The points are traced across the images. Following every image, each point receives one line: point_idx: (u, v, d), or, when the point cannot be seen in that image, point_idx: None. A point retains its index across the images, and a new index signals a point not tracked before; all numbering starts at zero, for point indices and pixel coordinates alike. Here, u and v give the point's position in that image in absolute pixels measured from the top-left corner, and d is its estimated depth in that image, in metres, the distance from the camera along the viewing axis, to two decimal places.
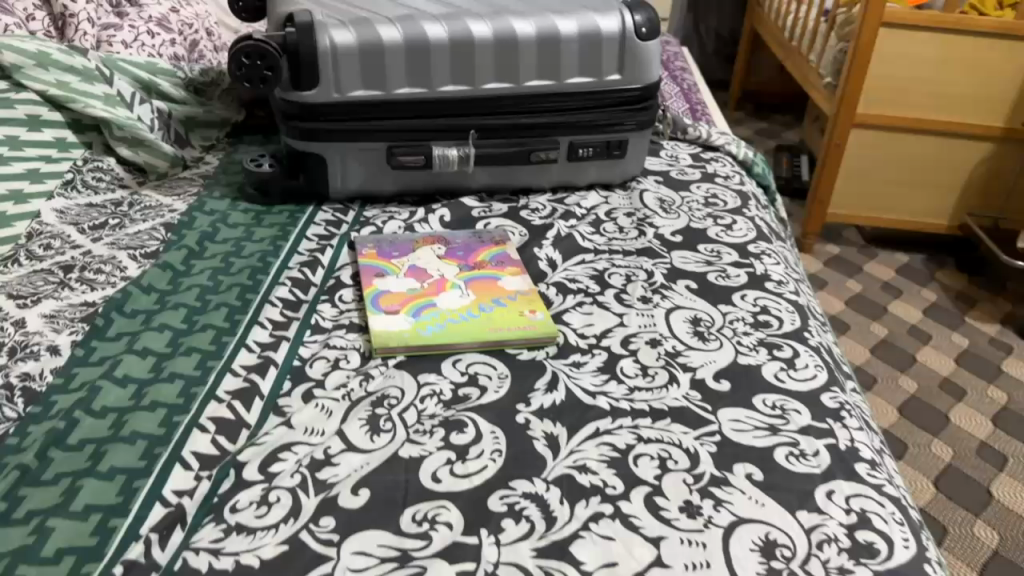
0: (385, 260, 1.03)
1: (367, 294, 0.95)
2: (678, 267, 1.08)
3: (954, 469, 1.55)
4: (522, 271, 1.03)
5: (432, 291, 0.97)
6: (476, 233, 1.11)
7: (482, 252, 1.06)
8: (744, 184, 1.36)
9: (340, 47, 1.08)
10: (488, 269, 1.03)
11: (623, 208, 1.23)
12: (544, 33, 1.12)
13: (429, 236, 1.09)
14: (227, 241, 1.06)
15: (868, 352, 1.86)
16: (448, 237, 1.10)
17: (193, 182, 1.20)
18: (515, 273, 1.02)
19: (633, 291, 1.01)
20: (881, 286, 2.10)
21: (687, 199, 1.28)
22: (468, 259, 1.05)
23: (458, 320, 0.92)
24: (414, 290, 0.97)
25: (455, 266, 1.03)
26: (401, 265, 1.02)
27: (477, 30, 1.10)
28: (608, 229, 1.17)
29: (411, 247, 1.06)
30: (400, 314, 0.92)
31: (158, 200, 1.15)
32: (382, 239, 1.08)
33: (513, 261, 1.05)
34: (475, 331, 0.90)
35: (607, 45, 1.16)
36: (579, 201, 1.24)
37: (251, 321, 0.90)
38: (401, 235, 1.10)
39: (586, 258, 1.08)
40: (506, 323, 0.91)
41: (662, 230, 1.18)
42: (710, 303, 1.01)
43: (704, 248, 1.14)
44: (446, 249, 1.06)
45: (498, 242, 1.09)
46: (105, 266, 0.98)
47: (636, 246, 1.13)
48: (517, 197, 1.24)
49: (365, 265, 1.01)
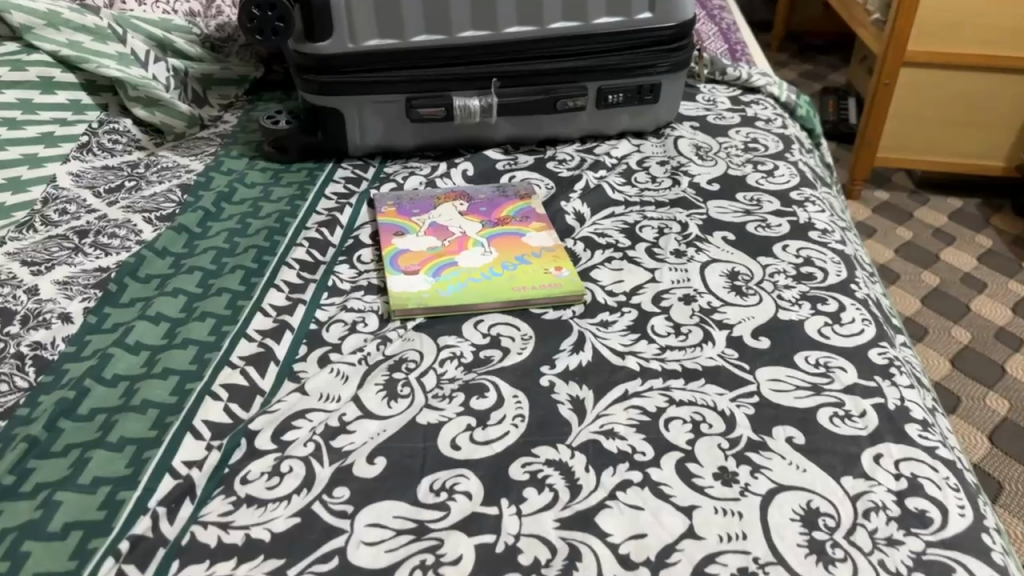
0: (404, 218, 0.99)
1: (385, 254, 0.92)
2: (715, 218, 1.02)
3: (1011, 423, 1.48)
4: (548, 226, 0.98)
5: (453, 249, 0.93)
6: (500, 187, 1.06)
7: (506, 207, 1.02)
8: (788, 128, 1.29)
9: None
10: (513, 225, 0.98)
11: (656, 157, 1.17)
12: None
13: (451, 192, 1.05)
14: (245, 202, 1.03)
15: (918, 303, 1.78)
16: (471, 191, 1.05)
17: (211, 142, 1.17)
18: (542, 229, 0.97)
19: (666, 245, 0.96)
20: (933, 232, 2.00)
21: (725, 145, 1.21)
22: (491, 215, 1.00)
23: (479, 280, 0.88)
24: (434, 249, 0.93)
25: (477, 222, 0.98)
26: (421, 223, 0.98)
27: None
28: (641, 178, 1.11)
29: (431, 204, 1.02)
30: (420, 274, 0.88)
31: (175, 160, 1.12)
32: (402, 196, 1.04)
33: (539, 216, 1.00)
34: (499, 291, 0.86)
35: None
36: (609, 150, 1.19)
37: (267, 284, 0.87)
38: (422, 191, 1.06)
39: (616, 212, 1.02)
40: (531, 284, 0.87)
41: (698, 179, 1.12)
42: (748, 254, 0.95)
43: (743, 197, 1.07)
44: (469, 205, 1.02)
45: (523, 196, 1.04)
46: (120, 230, 0.96)
47: (670, 197, 1.07)
48: (544, 148, 1.19)
49: (384, 224, 0.97)
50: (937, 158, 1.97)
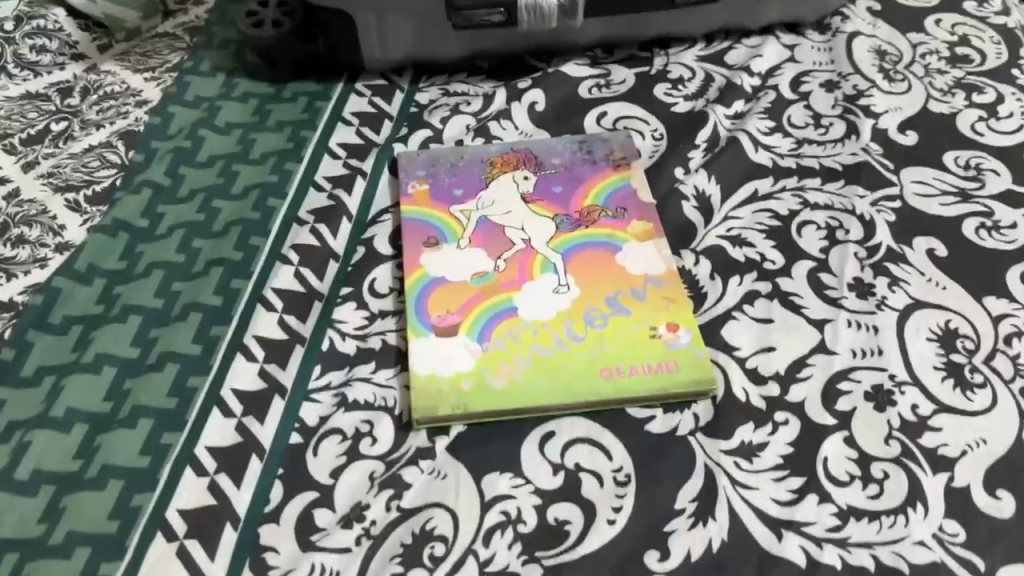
0: (440, 209, 0.67)
1: (407, 289, 0.61)
2: (915, 208, 0.68)
3: None
4: (657, 228, 0.65)
5: (511, 279, 0.62)
6: (584, 143, 0.72)
7: (592, 187, 0.68)
8: (1012, 11, 0.88)
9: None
10: (602, 226, 0.65)
11: (818, 75, 0.80)
12: None
13: (512, 151, 0.71)
14: (215, 165, 0.71)
15: None
16: (541, 153, 0.71)
17: (176, 44, 0.83)
18: (647, 235, 0.65)
19: (841, 270, 0.63)
20: None
21: (919, 51, 0.83)
22: (570, 204, 0.67)
23: (549, 346, 0.58)
24: (482, 279, 0.62)
25: (549, 220, 0.66)
26: (465, 218, 0.66)
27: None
28: (795, 118, 0.75)
29: (481, 177, 0.69)
30: (458, 336, 0.58)
31: (123, 81, 0.79)
32: (438, 158, 0.71)
33: (642, 207, 0.67)
34: (579, 377, 0.56)
35: None
36: (749, 62, 0.81)
37: (234, 344, 0.59)
38: (469, 148, 0.72)
39: (760, 191, 0.69)
40: (630, 362, 0.57)
41: (884, 123, 0.75)
42: (969, 293, 0.62)
43: (954, 159, 0.72)
44: (537, 183, 0.69)
45: (618, 164, 0.70)
46: (31, 224, 0.66)
47: (843, 161, 0.72)
48: (651, 54, 0.82)
49: (408, 222, 0.66)
50: None
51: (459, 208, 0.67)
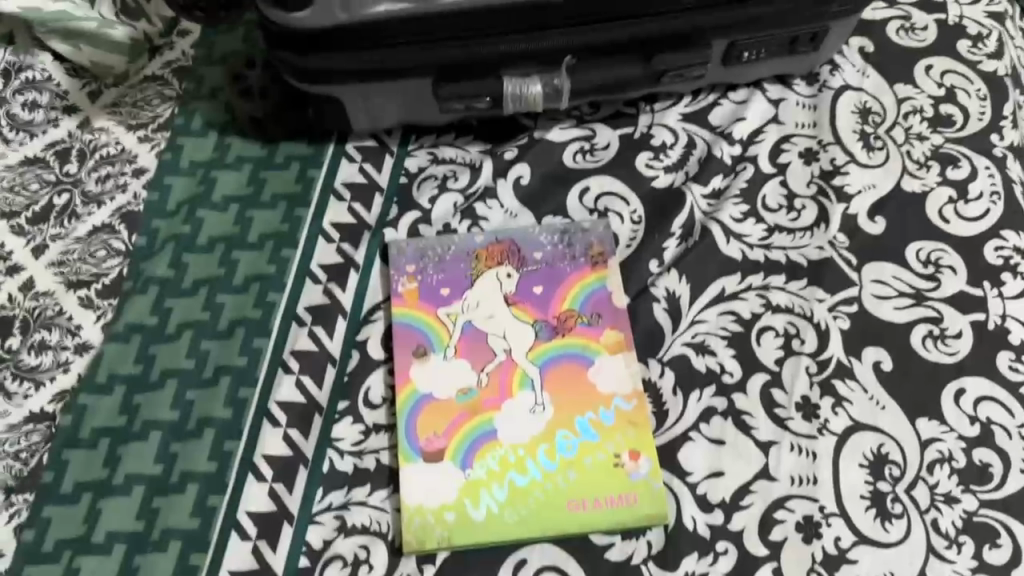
0: (428, 311, 0.72)
1: (398, 405, 0.68)
2: (870, 314, 0.73)
3: None
4: (629, 340, 0.70)
5: (493, 397, 0.68)
6: (565, 234, 0.76)
7: (570, 289, 0.73)
8: (1005, 51, 0.87)
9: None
10: (577, 336, 0.71)
11: (799, 141, 0.81)
12: None
13: (496, 243, 0.75)
14: (215, 250, 0.75)
15: None
16: (524, 246, 0.75)
17: (166, 92, 0.83)
18: (618, 347, 0.70)
19: (792, 386, 0.70)
20: None
21: (903, 109, 0.84)
22: (549, 308, 0.72)
23: (524, 475, 0.65)
24: (466, 395, 0.68)
25: (528, 326, 0.71)
26: (452, 323, 0.71)
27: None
28: (771, 200, 0.78)
29: (467, 274, 0.74)
30: (444, 462, 0.65)
31: (118, 140, 0.81)
32: (426, 250, 0.75)
33: (616, 314, 0.72)
34: (548, 508, 0.64)
35: None
36: (732, 122, 0.82)
37: (246, 462, 0.66)
38: (456, 236, 0.76)
39: (727, 290, 0.74)
40: (594, 494, 0.64)
41: (855, 207, 0.78)
42: (904, 414, 0.69)
43: (916, 254, 0.76)
44: (519, 283, 0.73)
45: (597, 261, 0.74)
46: (50, 327, 0.71)
47: (809, 255, 0.75)
48: (637, 111, 0.83)
49: (398, 326, 0.71)
50: None
51: (446, 310, 0.72)
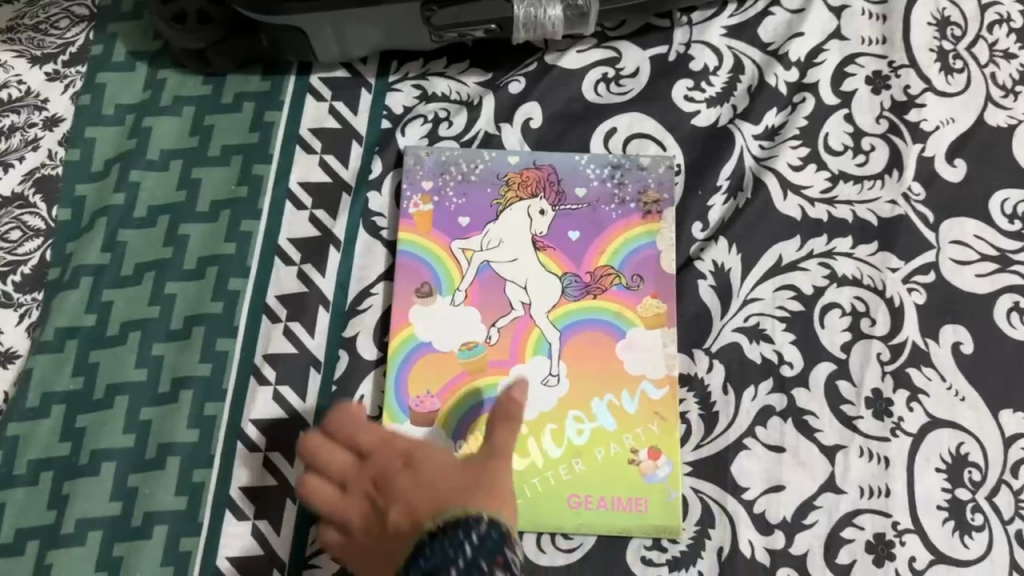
0: (440, 244, 0.60)
1: (391, 350, 0.58)
2: (949, 284, 0.62)
3: None
4: (671, 313, 0.59)
5: (501, 359, 0.58)
6: (617, 170, 0.63)
7: (612, 239, 0.61)
8: None
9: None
10: (609, 298, 0.60)
11: (866, 62, 0.67)
12: None
13: (534, 168, 0.63)
14: (158, 223, 0.61)
15: None
16: (565, 178, 0.62)
17: (76, 12, 0.66)
18: (657, 318, 0.59)
19: (861, 378, 0.59)
20: None
21: (987, 18, 0.69)
22: (583, 260, 0.61)
23: (523, 459, 0.56)
24: (472, 351, 0.58)
25: (556, 279, 0.60)
26: (467, 262, 0.60)
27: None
28: (834, 140, 0.65)
29: (492, 205, 0.61)
30: (433, 428, 0.56)
31: (20, 79, 0.64)
32: (448, 169, 0.62)
33: (661, 279, 0.60)
34: (542, 501, 0.56)
35: None
36: (786, 41, 0.67)
37: (220, 499, 0.55)
38: (487, 156, 0.63)
39: (786, 259, 0.62)
40: (598, 488, 0.56)
41: (932, 148, 0.65)
42: (987, 406, 0.60)
43: (1002, 206, 0.64)
44: (553, 222, 0.61)
45: (649, 209, 0.62)
46: None
47: (878, 212, 0.63)
48: (671, 24, 0.67)
49: (402, 256, 0.60)
50: None
51: (461, 246, 0.60)
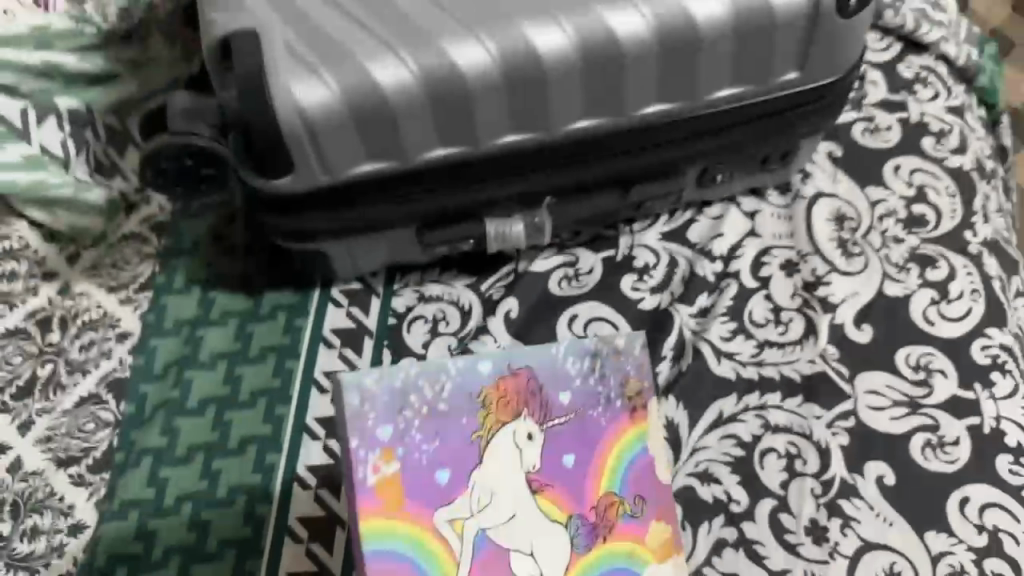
0: (421, 523, 0.54)
1: None
2: (867, 427, 0.73)
3: None
4: (676, 541, 0.57)
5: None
6: (595, 365, 0.59)
7: (605, 463, 0.57)
8: (968, 146, 0.91)
9: (312, 110, 0.63)
10: (619, 538, 0.56)
11: (778, 252, 0.82)
12: (666, 36, 0.65)
13: (509, 375, 0.57)
14: (207, 412, 0.74)
15: None
16: (546, 384, 0.58)
17: (145, 250, 0.83)
18: (664, 556, 0.56)
19: (799, 510, 0.69)
20: None
21: (877, 212, 0.85)
22: (583, 496, 0.56)
23: None
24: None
25: (562, 528, 0.55)
26: (457, 538, 0.54)
27: (547, 45, 0.64)
28: (758, 315, 0.79)
29: (472, 440, 0.56)
30: None
31: (99, 304, 0.80)
32: (409, 406, 0.56)
33: (662, 500, 0.57)
34: None
35: (781, 35, 0.67)
36: (711, 242, 0.83)
37: None
38: (444, 380, 0.57)
39: (726, 413, 0.74)
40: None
41: (840, 316, 0.79)
42: (913, 527, 0.69)
43: (906, 359, 0.77)
44: (541, 451, 0.57)
45: (634, 405, 0.58)
46: (41, 510, 0.69)
47: (801, 369, 0.76)
48: (617, 233, 0.83)
49: (377, 557, 0.53)
50: None
51: (447, 516, 0.54)
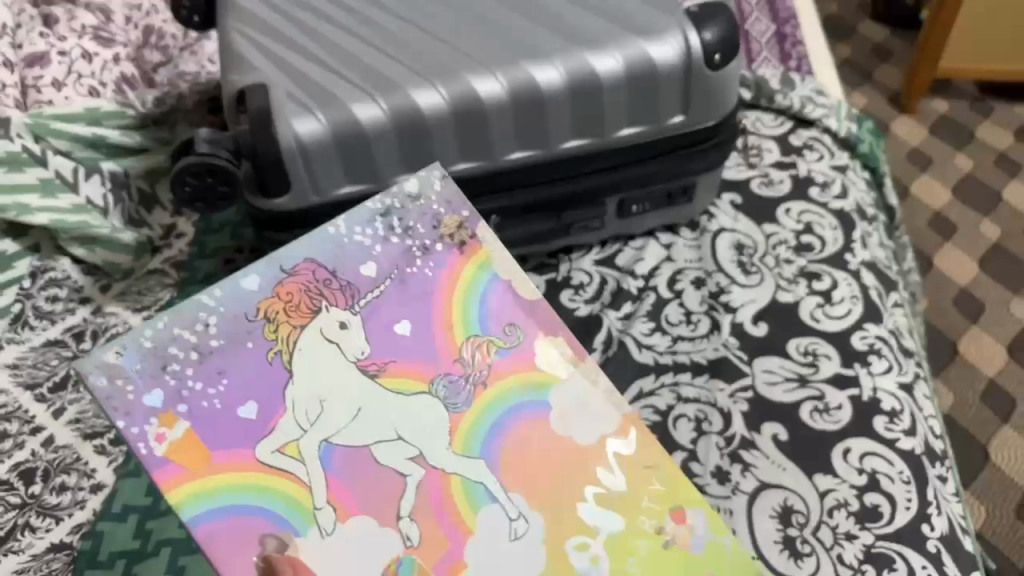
0: (241, 466, 0.52)
1: None
2: (763, 397, 0.87)
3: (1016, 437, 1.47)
4: (568, 343, 0.60)
5: (446, 554, 0.51)
6: (387, 230, 0.63)
7: (450, 315, 0.60)
8: (849, 193, 1.09)
9: (306, 139, 0.82)
10: (504, 374, 0.58)
11: (688, 272, 0.99)
12: (577, 82, 0.85)
13: (287, 277, 0.59)
14: None
15: (976, 268, 1.68)
16: (338, 266, 0.60)
17: (166, 281, 1.00)
18: (558, 366, 0.59)
19: (706, 458, 0.83)
20: (996, 160, 1.82)
21: (772, 241, 1.03)
22: (439, 357, 0.58)
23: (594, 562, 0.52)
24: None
25: (425, 392, 0.56)
26: (298, 461, 0.52)
27: (485, 90, 0.84)
28: (672, 316, 0.95)
29: (271, 354, 0.56)
30: None
31: (126, 321, 0.96)
32: (174, 359, 0.55)
33: (526, 320, 0.60)
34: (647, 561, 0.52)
35: (665, 83, 0.87)
36: (634, 264, 1.00)
37: None
38: (206, 316, 0.57)
39: (645, 389, 0.89)
40: (664, 554, 0.53)
41: (740, 316, 0.95)
42: (803, 471, 0.82)
43: (795, 347, 0.92)
44: (367, 334, 0.58)
45: (461, 246, 0.62)
46: (69, 471, 0.83)
47: (707, 355, 0.91)
48: (557, 261, 1.01)
49: (213, 513, 0.50)
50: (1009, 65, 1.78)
51: (273, 444, 0.53)
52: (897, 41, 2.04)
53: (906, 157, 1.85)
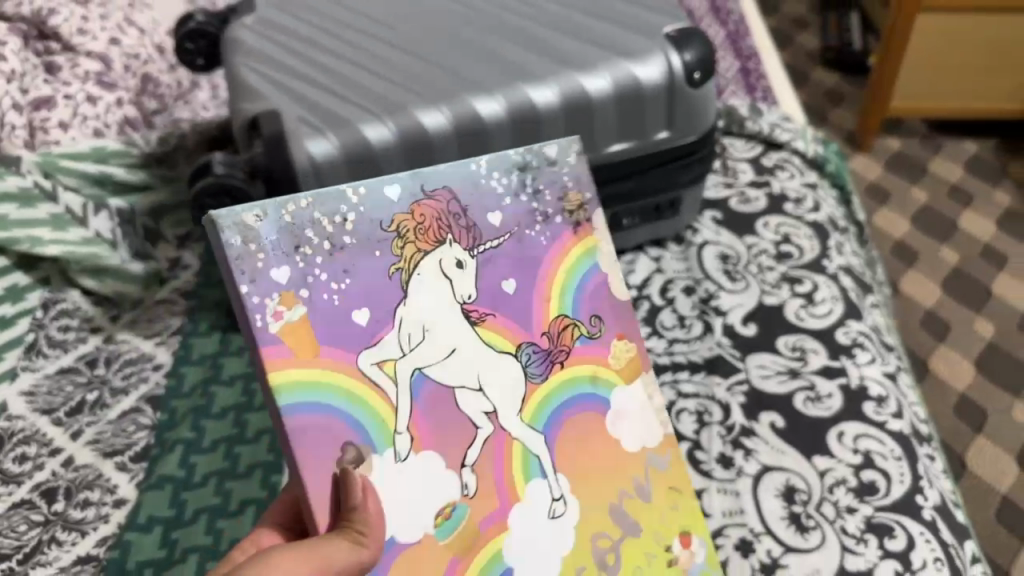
0: (342, 367, 0.57)
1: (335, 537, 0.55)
2: (758, 388, 0.93)
3: (990, 446, 1.53)
4: (640, 355, 0.66)
5: (493, 511, 0.59)
6: (525, 177, 0.66)
7: (551, 284, 0.65)
8: (821, 207, 1.16)
9: (320, 159, 0.87)
10: (581, 360, 0.65)
11: (678, 281, 1.05)
12: (571, 100, 0.91)
13: (426, 200, 0.62)
14: (227, 416, 0.91)
15: (937, 289, 1.76)
16: (472, 205, 0.63)
17: (174, 308, 1.02)
18: (629, 369, 0.66)
19: (710, 447, 0.87)
20: (948, 190, 1.93)
21: (754, 251, 1.09)
22: (531, 326, 0.63)
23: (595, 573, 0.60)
24: (448, 523, 0.58)
25: (513, 355, 0.62)
26: (393, 382, 0.58)
27: (486, 110, 0.89)
28: (667, 320, 1.00)
29: (389, 272, 0.60)
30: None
31: (138, 346, 0.98)
32: (306, 244, 0.58)
33: (609, 313, 0.66)
34: None
35: (651, 100, 0.94)
36: (627, 276, 1.06)
37: None
38: (346, 212, 0.60)
39: None
40: (665, 570, 0.62)
41: (730, 318, 1.00)
42: (802, 454, 0.87)
43: (784, 344, 0.97)
44: (480, 283, 0.62)
45: (577, 221, 0.67)
46: (91, 487, 0.85)
47: (702, 354, 0.96)
48: None
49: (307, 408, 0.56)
50: (954, 102, 1.90)
51: (374, 357, 0.58)
52: (848, 87, 2.17)
53: (865, 190, 1.95)
